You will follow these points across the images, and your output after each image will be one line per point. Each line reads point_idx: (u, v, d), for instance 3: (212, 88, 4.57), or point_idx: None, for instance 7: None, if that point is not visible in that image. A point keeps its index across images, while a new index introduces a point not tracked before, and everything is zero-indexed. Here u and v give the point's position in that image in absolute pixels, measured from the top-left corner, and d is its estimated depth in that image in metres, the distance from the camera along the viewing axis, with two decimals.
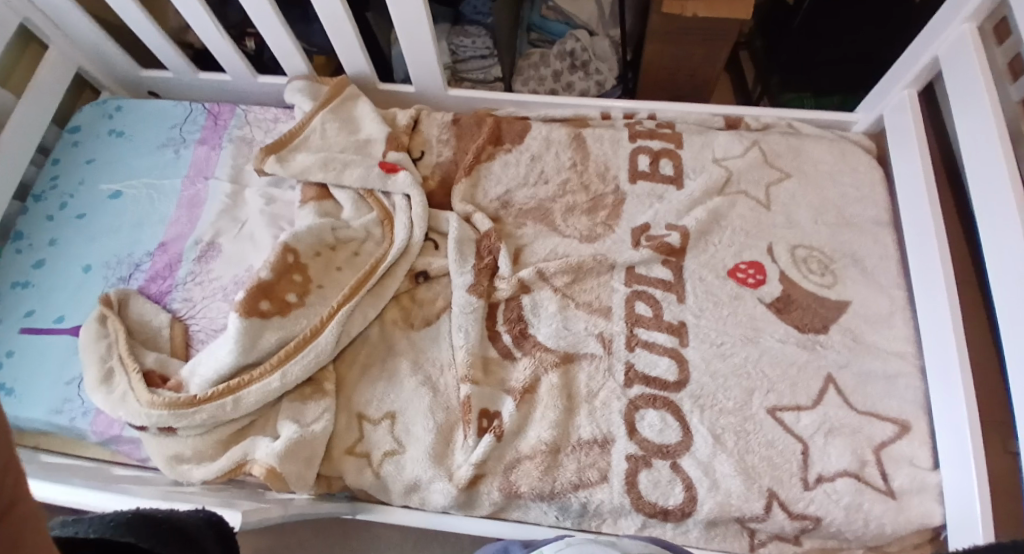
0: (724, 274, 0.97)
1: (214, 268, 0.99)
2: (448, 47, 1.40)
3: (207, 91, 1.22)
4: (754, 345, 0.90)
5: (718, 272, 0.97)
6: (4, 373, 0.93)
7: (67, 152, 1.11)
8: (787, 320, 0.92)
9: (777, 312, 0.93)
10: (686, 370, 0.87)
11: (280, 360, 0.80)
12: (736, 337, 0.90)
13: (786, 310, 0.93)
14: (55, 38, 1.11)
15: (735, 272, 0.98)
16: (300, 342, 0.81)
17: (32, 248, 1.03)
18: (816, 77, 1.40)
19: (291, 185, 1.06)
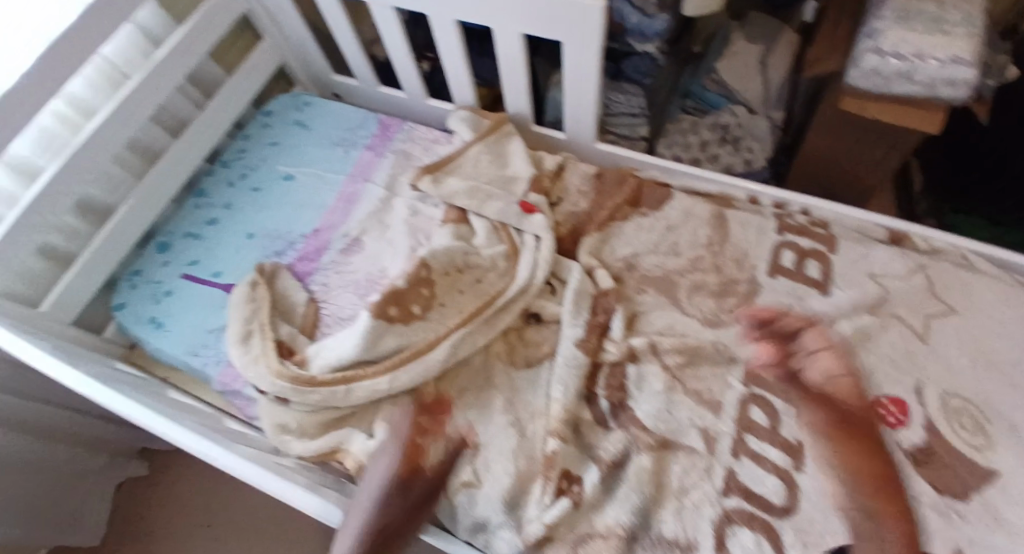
0: (858, 402, 0.87)
1: (352, 262, 1.08)
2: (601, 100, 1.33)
3: (381, 103, 1.32)
4: (881, 495, 0.79)
5: (852, 399, 0.88)
6: (161, 309, 1.06)
7: (256, 131, 1.25)
8: (925, 476, 0.80)
9: (914, 464, 0.81)
10: (796, 498, 0.79)
11: (393, 365, 0.84)
12: (858, 478, 0.81)
13: (927, 463, 0.81)
14: (270, 33, 1.22)
15: (872, 404, 0.88)
16: (414, 353, 0.85)
17: (210, 207, 1.17)
18: (995, 205, 1.30)
19: (435, 202, 1.11)
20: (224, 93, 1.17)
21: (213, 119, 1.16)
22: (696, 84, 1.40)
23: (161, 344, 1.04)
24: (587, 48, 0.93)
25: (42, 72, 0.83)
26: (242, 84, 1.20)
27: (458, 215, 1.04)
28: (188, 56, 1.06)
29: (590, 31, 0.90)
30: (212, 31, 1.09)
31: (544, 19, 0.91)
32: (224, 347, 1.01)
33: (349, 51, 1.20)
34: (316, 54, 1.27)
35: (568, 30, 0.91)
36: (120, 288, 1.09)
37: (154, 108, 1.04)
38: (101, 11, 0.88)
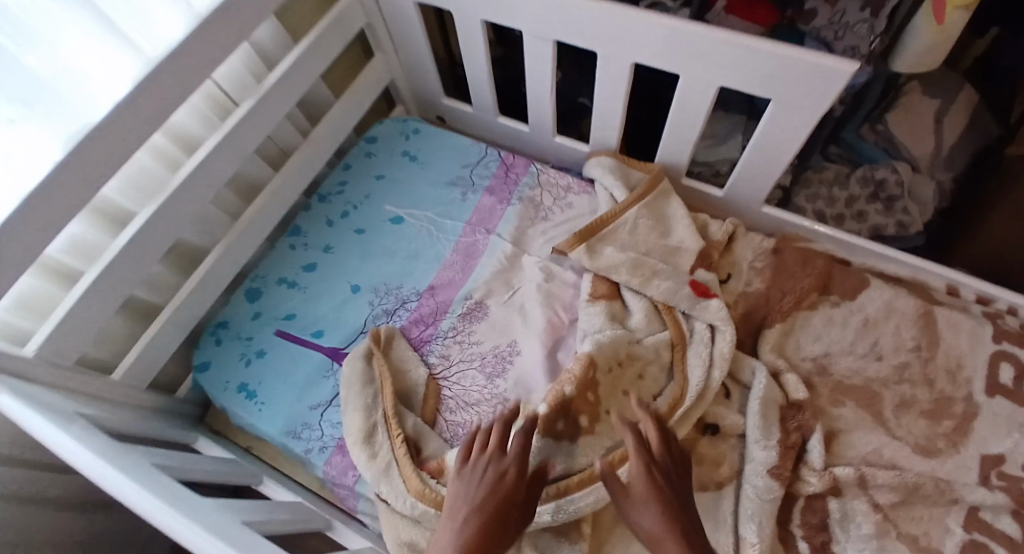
0: None
1: (476, 331, 0.92)
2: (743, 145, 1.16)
3: (498, 133, 1.17)
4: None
5: None
6: (253, 372, 0.91)
7: (359, 160, 1.09)
8: None
9: None
10: None
11: (557, 492, 0.72)
12: None
13: None
14: (386, 49, 1.06)
15: None
16: (585, 478, 0.72)
17: (306, 249, 1.00)
18: None
19: (571, 265, 0.96)
20: (330, 118, 1.00)
21: (316, 146, 1.00)
22: (850, 132, 1.20)
23: (253, 420, 0.88)
24: (802, 111, 0.80)
25: (149, 102, 0.66)
26: (352, 108, 1.04)
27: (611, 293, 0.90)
28: (303, 76, 0.90)
29: (816, 92, 0.76)
30: (330, 50, 0.93)
31: (758, 73, 0.78)
32: (330, 428, 0.86)
33: (476, 78, 1.04)
34: (432, 76, 1.10)
35: (786, 90, 0.78)
36: (205, 342, 0.95)
37: (262, 137, 0.88)
38: (220, 27, 0.71)
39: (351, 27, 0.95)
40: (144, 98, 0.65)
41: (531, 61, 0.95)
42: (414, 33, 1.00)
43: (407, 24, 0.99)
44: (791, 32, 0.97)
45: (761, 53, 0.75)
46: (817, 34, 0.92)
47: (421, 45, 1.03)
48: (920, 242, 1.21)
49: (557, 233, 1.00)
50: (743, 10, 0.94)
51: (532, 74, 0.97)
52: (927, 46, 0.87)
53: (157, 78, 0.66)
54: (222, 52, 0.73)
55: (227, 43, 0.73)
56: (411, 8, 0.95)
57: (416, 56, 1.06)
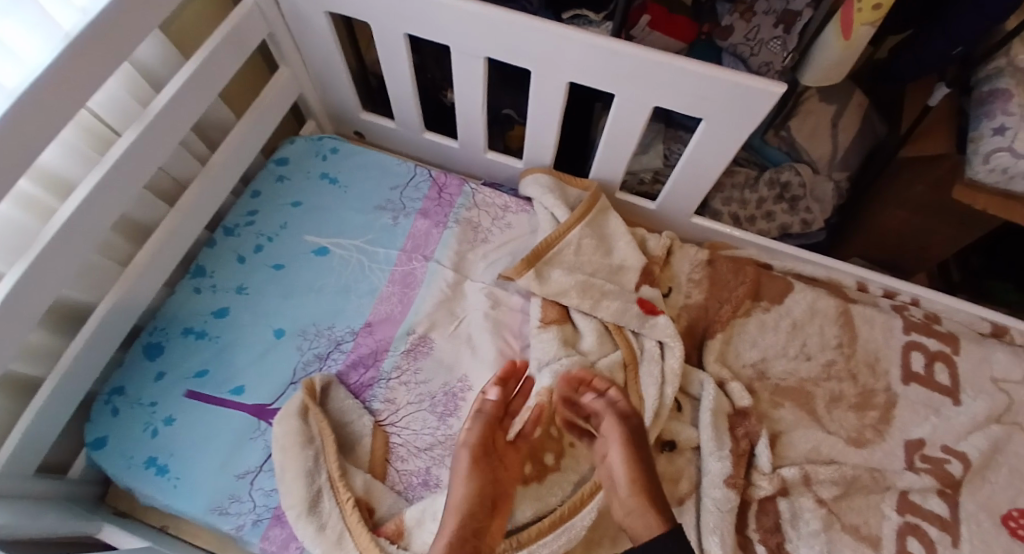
0: (1000, 521, 0.80)
1: (422, 368, 0.86)
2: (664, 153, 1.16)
3: (425, 150, 1.12)
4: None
5: (993, 517, 0.80)
6: (163, 443, 0.78)
7: (269, 186, 0.98)
8: None
9: None
10: None
11: (530, 538, 0.69)
12: None
13: None
14: (292, 61, 0.96)
15: (1008, 519, 0.80)
16: (558, 518, 0.70)
17: (215, 292, 0.88)
18: None
19: (516, 289, 0.93)
20: (231, 141, 0.88)
21: (218, 173, 0.87)
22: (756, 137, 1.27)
23: (167, 499, 0.76)
24: (732, 131, 0.80)
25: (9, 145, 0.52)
26: (257, 128, 0.93)
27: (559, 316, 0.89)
28: (197, 99, 0.78)
29: (746, 113, 0.76)
30: (228, 65, 0.81)
31: (691, 93, 0.77)
32: (264, 498, 0.76)
33: (398, 93, 0.98)
34: (347, 92, 1.01)
35: (717, 111, 0.78)
36: (97, 413, 0.80)
37: (152, 171, 0.75)
38: (98, 49, 0.59)
39: (250, 39, 0.84)
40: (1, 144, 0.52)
41: (459, 77, 0.90)
42: (324, 46, 0.91)
43: (315, 35, 0.90)
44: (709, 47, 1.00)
45: (693, 75, 0.74)
46: (733, 50, 0.93)
47: (333, 58, 0.93)
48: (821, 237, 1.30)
49: (499, 256, 0.97)
50: (664, 26, 0.94)
51: (461, 91, 0.93)
52: (838, 58, 0.88)
53: (16, 117, 0.52)
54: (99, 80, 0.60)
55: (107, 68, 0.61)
56: (320, 18, 0.86)
57: (328, 70, 0.97)
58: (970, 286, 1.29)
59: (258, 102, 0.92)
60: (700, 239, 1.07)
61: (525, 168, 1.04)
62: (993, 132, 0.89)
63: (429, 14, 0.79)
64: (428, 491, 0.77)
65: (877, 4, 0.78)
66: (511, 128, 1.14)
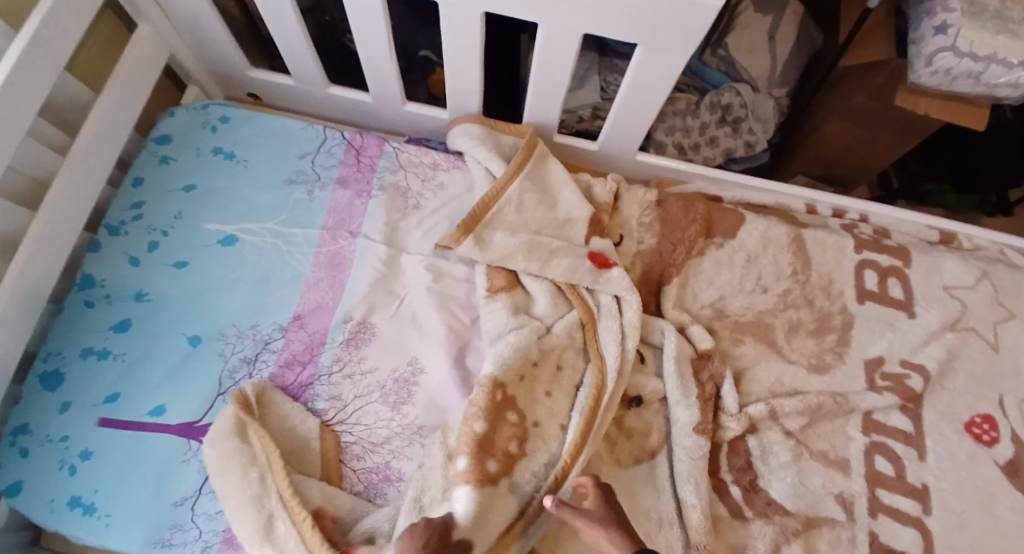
0: (960, 427, 0.82)
1: (366, 356, 0.78)
2: (600, 84, 1.07)
3: (336, 108, 0.99)
4: (989, 515, 0.77)
5: (950, 423, 0.82)
6: (83, 481, 0.68)
7: (153, 170, 0.84)
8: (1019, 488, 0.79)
9: (1008, 477, 0.80)
10: (933, 548, 0.75)
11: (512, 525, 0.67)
12: (973, 513, 0.77)
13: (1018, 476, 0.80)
14: (151, 15, 0.79)
15: (968, 424, 0.83)
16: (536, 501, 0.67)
17: (111, 303, 0.76)
18: (965, 172, 1.24)
19: (458, 256, 0.86)
20: (92, 122, 0.73)
21: (84, 163, 0.73)
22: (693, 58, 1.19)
23: (99, 540, 0.67)
24: (673, 55, 0.72)
25: None
26: (122, 102, 0.77)
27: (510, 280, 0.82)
28: (41, 73, 0.62)
29: (689, 33, 0.68)
30: (72, 27, 0.65)
31: (626, 15, 0.68)
32: (208, 522, 0.68)
33: (291, 41, 0.84)
34: (229, 47, 0.86)
35: (655, 34, 0.70)
36: (5, 457, 0.69)
37: (2, 171, 0.61)
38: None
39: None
40: None
41: (360, 17, 0.77)
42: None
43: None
44: None
45: None
46: None
47: (203, 8, 0.78)
48: (764, 159, 1.27)
49: (435, 221, 0.88)
50: None
51: (365, 34, 0.80)
52: None
53: None
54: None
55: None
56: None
57: (201, 23, 0.81)
58: (908, 191, 1.31)
59: (119, 71, 0.77)
60: (646, 177, 1.01)
61: (452, 120, 0.93)
62: (935, 31, 0.85)
63: None
64: (391, 487, 0.73)
65: None
66: (431, 73, 1.02)
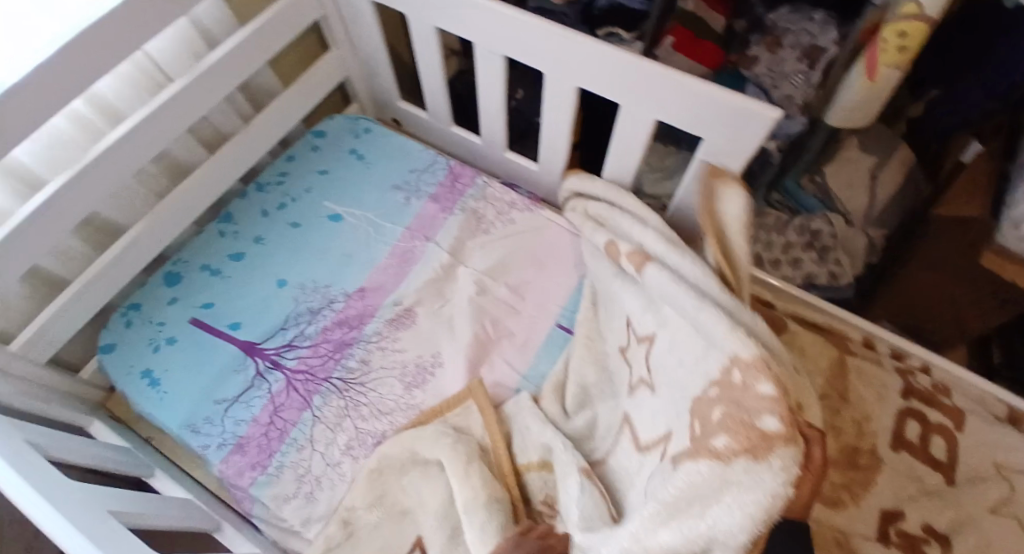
0: None
1: (401, 338, 0.90)
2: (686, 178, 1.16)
3: (453, 143, 1.19)
4: None
5: None
6: (161, 359, 0.85)
7: (303, 153, 1.07)
8: None
9: None
10: None
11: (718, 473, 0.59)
12: None
13: None
14: (341, 44, 1.06)
15: None
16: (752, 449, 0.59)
17: (237, 237, 0.96)
18: None
19: (505, 281, 0.96)
20: (273, 107, 0.98)
21: (256, 132, 0.97)
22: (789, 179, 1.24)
23: (153, 409, 0.83)
24: (731, 155, 0.80)
25: (68, 69, 0.65)
26: (300, 99, 1.03)
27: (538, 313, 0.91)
28: (244, 63, 0.87)
29: (743, 137, 0.76)
30: (279, 41, 0.92)
31: (691, 111, 0.78)
32: (232, 426, 0.81)
33: (430, 83, 1.05)
34: (388, 78, 1.10)
35: (716, 131, 0.78)
36: (113, 323, 0.87)
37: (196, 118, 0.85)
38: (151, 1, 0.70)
39: (303, 20, 0.95)
40: (58, 69, 0.64)
41: (483, 73, 0.95)
42: (369, 33, 1.01)
43: (363, 23, 0.99)
44: (734, 75, 0.99)
45: (694, 94, 0.75)
46: (757, 80, 0.96)
47: (377, 44, 1.02)
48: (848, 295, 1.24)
49: (496, 247, 0.99)
50: (685, 48, 0.96)
51: (484, 88, 0.98)
52: (863, 98, 0.86)
53: (77, 49, 0.65)
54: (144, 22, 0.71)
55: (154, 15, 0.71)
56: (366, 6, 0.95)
57: (373, 56, 1.06)
58: (1014, 371, 1.18)
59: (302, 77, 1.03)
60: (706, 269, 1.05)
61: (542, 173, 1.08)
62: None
63: (455, 8, 0.86)
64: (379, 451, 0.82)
65: (901, 46, 0.77)
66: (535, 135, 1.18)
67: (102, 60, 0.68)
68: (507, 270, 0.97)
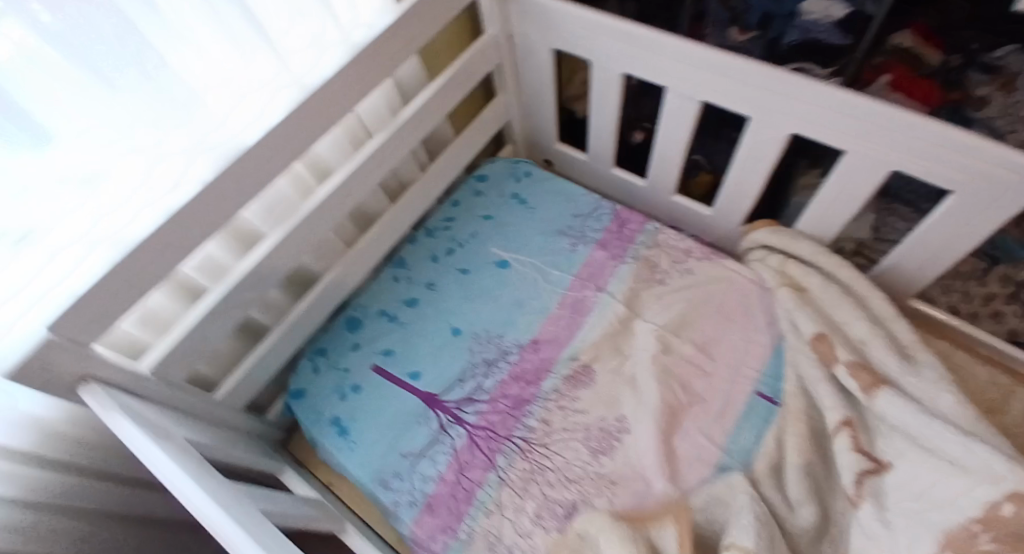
0: None
1: (581, 397, 0.85)
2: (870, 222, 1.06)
3: (611, 186, 1.15)
4: None
5: None
6: (348, 408, 0.84)
7: (467, 197, 1.06)
8: None
9: None
10: None
11: None
12: None
13: None
14: (510, 89, 1.06)
15: None
16: None
17: (410, 283, 0.96)
18: None
19: (689, 338, 0.89)
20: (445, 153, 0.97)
21: (431, 179, 0.96)
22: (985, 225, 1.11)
23: (341, 460, 0.82)
24: (994, 207, 0.73)
25: (298, 127, 0.65)
26: (468, 145, 1.02)
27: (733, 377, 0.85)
28: (434, 112, 0.88)
29: (1008, 197, 0.70)
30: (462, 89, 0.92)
31: (939, 158, 0.71)
32: (420, 483, 0.79)
33: (601, 126, 1.01)
34: (552, 120, 1.09)
35: (979, 181, 0.71)
36: (301, 369, 0.88)
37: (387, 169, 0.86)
38: (373, 59, 0.71)
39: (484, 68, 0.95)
40: (290, 129, 0.64)
41: (667, 116, 0.91)
42: (544, 77, 1.00)
43: (538, 66, 0.98)
44: (957, 113, 0.91)
45: (954, 143, 0.68)
46: (988, 122, 0.89)
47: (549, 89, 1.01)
48: None
49: (675, 300, 0.93)
50: (904, 87, 0.91)
51: (666, 133, 0.94)
52: None
53: (308, 109, 0.65)
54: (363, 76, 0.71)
55: (372, 69, 0.72)
56: (546, 51, 0.94)
57: (541, 100, 1.05)
58: None
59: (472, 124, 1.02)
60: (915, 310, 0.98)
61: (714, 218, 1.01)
62: None
63: (653, 53, 0.82)
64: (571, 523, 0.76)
65: None
66: (697, 178, 1.13)
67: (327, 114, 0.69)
68: (692, 326, 0.91)
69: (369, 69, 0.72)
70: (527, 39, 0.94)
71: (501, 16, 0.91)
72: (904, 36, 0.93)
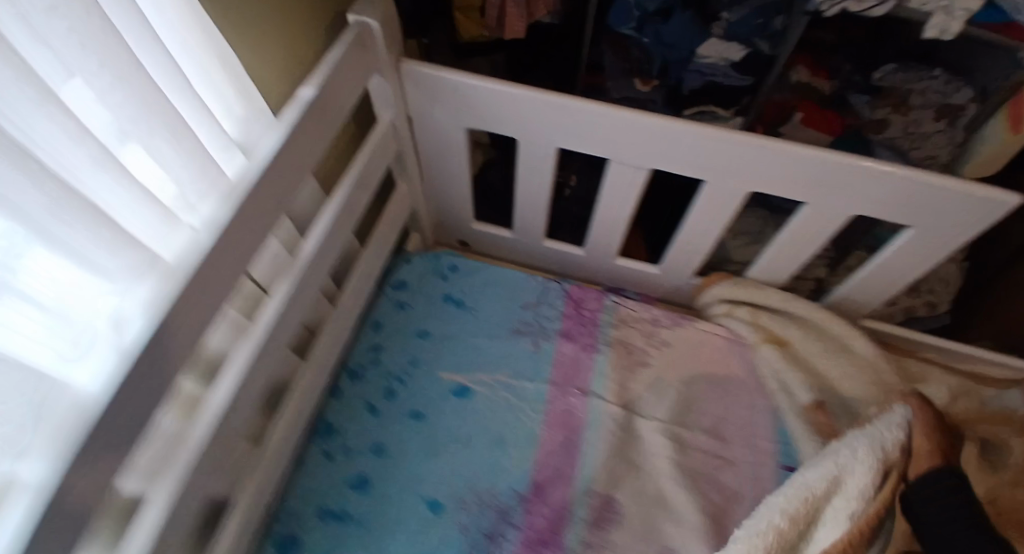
0: None
1: (613, 541, 0.69)
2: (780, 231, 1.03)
3: (541, 257, 1.02)
4: None
5: None
6: None
7: (390, 314, 0.87)
8: None
9: None
10: None
11: None
12: None
13: None
14: (410, 176, 0.89)
15: None
16: None
17: (350, 456, 0.75)
18: None
19: (696, 423, 0.79)
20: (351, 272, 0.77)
21: (342, 313, 0.76)
22: None
23: None
24: (946, 240, 0.70)
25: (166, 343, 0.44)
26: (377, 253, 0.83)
27: (747, 455, 0.76)
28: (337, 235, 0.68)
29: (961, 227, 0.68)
30: (364, 195, 0.73)
31: (896, 204, 0.68)
32: None
33: (529, 201, 0.89)
34: (466, 199, 0.94)
35: (931, 218, 0.68)
36: None
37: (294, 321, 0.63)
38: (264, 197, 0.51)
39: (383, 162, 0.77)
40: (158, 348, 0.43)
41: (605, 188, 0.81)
42: (454, 159, 0.85)
43: (447, 149, 0.83)
44: (853, 139, 0.95)
45: (908, 183, 0.64)
46: (890, 142, 0.92)
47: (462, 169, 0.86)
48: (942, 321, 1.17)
49: (666, 382, 0.82)
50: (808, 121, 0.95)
51: (604, 203, 0.84)
52: (997, 151, 0.88)
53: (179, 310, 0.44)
54: (247, 230, 0.50)
55: (257, 211, 0.51)
56: (457, 130, 0.79)
57: (453, 181, 0.90)
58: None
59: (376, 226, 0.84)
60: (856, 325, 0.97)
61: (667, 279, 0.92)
62: None
63: (592, 125, 0.71)
64: None
65: None
66: None
67: (202, 298, 0.47)
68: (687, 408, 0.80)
69: (256, 211, 0.51)
70: (433, 120, 0.79)
71: (398, 96, 0.75)
72: (796, 73, 0.93)
